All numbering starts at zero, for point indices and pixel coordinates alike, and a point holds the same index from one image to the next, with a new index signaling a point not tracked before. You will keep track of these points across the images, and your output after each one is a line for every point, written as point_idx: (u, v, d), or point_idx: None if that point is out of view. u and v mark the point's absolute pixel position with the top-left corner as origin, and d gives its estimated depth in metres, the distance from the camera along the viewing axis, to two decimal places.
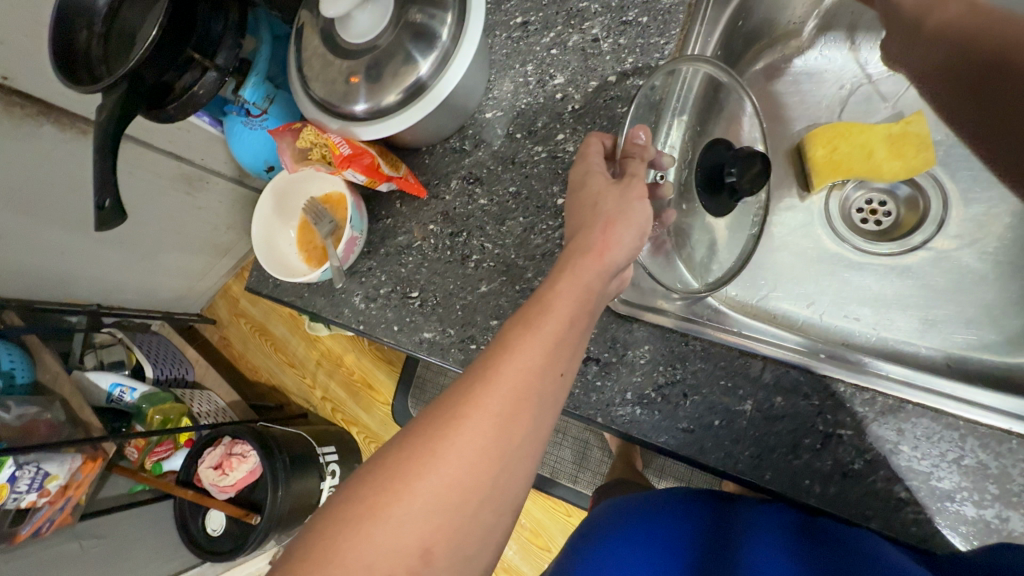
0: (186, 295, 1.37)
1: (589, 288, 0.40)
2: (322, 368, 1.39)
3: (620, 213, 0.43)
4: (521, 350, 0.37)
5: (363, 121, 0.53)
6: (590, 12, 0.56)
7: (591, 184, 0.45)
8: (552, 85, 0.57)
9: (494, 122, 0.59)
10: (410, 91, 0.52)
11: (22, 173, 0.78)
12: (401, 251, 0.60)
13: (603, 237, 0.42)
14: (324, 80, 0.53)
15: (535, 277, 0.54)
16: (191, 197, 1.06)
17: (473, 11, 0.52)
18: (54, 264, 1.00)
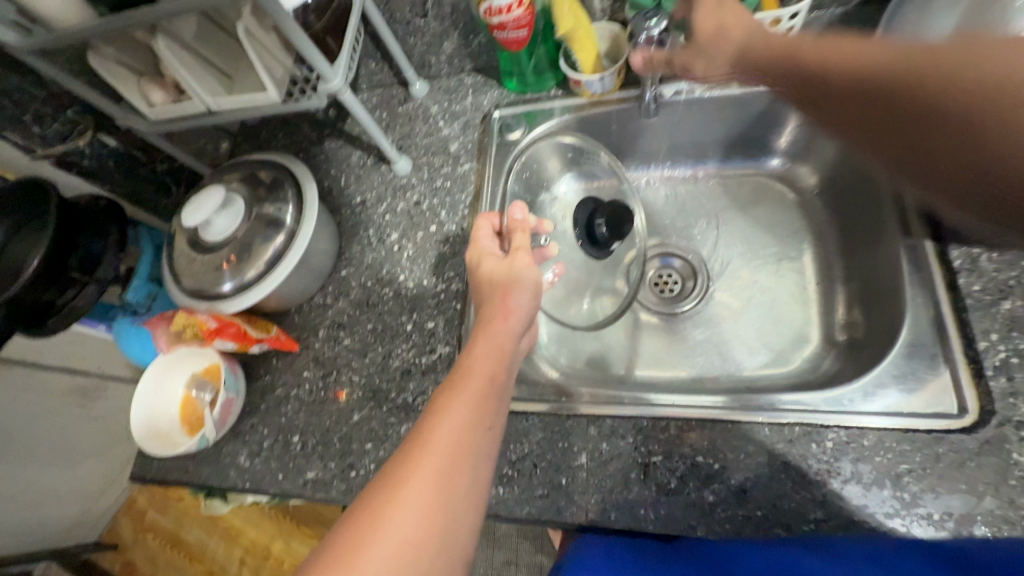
0: (82, 522, 1.25)
1: (504, 342, 0.50)
2: (245, 569, 1.25)
3: (513, 282, 0.54)
4: (453, 408, 0.43)
5: (234, 296, 0.63)
6: (410, 186, 0.74)
7: (491, 267, 0.56)
8: (390, 240, 0.71)
9: (349, 277, 0.71)
10: (267, 263, 0.63)
11: None
12: (280, 402, 0.66)
13: (503, 304, 0.53)
14: (192, 273, 0.64)
15: (399, 395, 0.62)
16: (87, 409, 1.05)
17: (309, 198, 0.66)
18: None
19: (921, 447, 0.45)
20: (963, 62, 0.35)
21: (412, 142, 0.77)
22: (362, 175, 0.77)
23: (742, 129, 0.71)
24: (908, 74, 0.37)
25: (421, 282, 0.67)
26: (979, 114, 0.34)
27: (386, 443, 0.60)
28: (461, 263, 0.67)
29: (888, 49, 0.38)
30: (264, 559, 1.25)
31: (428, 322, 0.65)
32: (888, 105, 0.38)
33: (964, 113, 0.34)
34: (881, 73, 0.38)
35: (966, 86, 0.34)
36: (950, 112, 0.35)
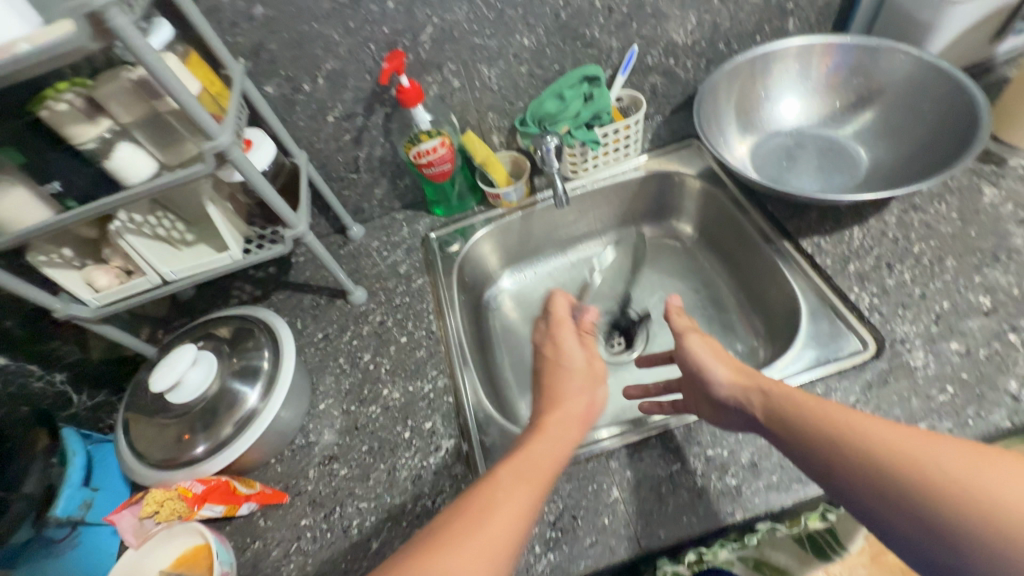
0: None
1: (563, 442, 0.53)
2: None
3: (593, 376, 0.60)
4: (522, 480, 0.47)
5: (209, 456, 0.59)
6: (371, 310, 0.79)
7: (567, 361, 0.61)
8: (364, 361, 0.74)
9: (329, 408, 0.70)
10: (245, 415, 0.62)
11: None
12: (280, 564, 0.58)
13: (586, 398, 0.58)
14: (161, 441, 0.60)
15: (415, 503, 0.59)
16: None
17: (283, 339, 0.67)
18: None
19: (856, 379, 0.57)
20: (933, 451, 0.39)
21: (364, 274, 0.84)
22: (319, 314, 0.81)
23: (627, 206, 0.91)
24: (831, 422, 0.44)
25: (406, 389, 0.69)
26: (973, 526, 0.36)
27: None
28: (442, 361, 0.71)
29: (892, 429, 0.42)
30: None
31: (424, 424, 0.66)
32: (823, 430, 0.44)
33: (959, 521, 0.37)
34: (863, 432, 0.42)
35: (915, 469, 0.39)
36: (919, 505, 0.38)
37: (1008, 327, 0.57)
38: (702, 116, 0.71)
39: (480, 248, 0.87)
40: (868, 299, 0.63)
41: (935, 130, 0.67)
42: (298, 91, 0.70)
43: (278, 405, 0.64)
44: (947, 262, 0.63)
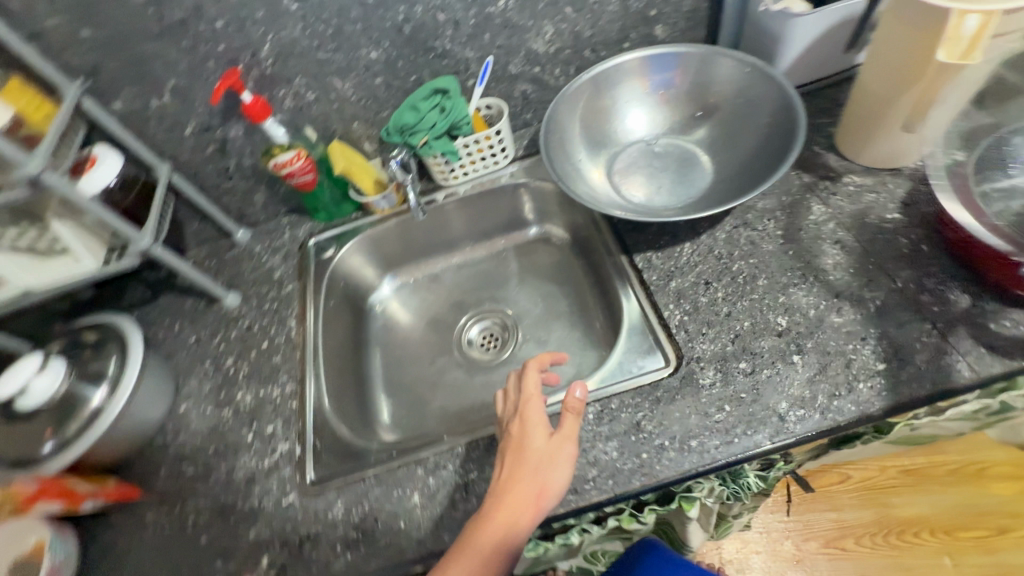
0: None
1: (517, 531, 0.49)
2: None
3: (557, 457, 0.52)
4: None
5: (55, 455, 0.63)
6: (242, 315, 0.83)
7: (530, 443, 0.53)
8: (227, 365, 0.78)
9: (188, 410, 0.75)
10: (89, 418, 0.65)
11: None
12: (122, 555, 0.64)
13: (543, 484, 0.51)
14: (7, 445, 0.65)
15: (245, 502, 0.65)
16: None
17: (133, 345, 0.72)
18: None
19: (648, 394, 0.61)
20: None
21: (241, 279, 0.87)
22: (196, 318, 0.85)
23: (507, 211, 0.93)
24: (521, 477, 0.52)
25: (259, 393, 0.74)
26: None
27: (237, 552, 0.61)
28: (295, 367, 0.76)
29: (545, 470, 0.52)
30: None
31: (267, 428, 0.70)
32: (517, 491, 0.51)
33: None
34: (524, 491, 0.50)
35: (517, 510, 0.49)
36: (502, 517, 0.49)
37: (794, 348, 0.59)
38: (547, 146, 0.74)
39: (353, 258, 0.90)
40: (679, 316, 0.65)
41: (765, 137, 0.70)
42: (146, 107, 0.72)
43: (125, 406, 0.68)
44: (758, 282, 0.65)
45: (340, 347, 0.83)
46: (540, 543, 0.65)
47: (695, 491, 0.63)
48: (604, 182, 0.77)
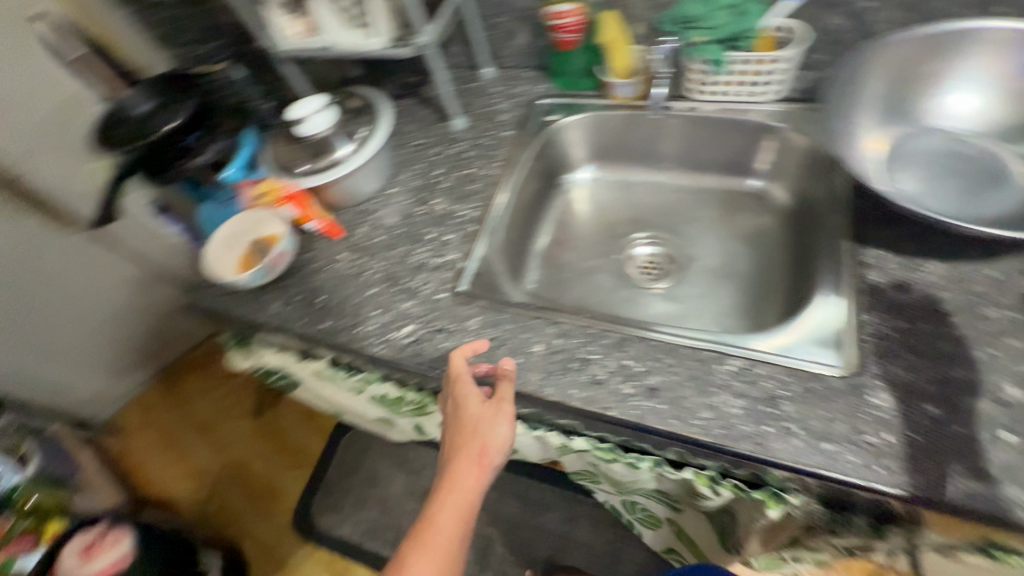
0: (88, 401, 1.77)
1: (475, 491, 0.58)
2: (228, 477, 1.70)
3: (492, 417, 0.60)
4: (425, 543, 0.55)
5: (305, 174, 0.82)
6: (461, 139, 0.92)
7: (468, 412, 0.60)
8: (434, 174, 0.89)
9: (395, 195, 0.88)
10: (333, 158, 0.82)
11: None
12: (316, 271, 0.82)
13: (482, 446, 0.59)
14: (284, 152, 0.84)
15: (409, 280, 0.77)
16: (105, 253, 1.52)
17: (384, 115, 0.84)
18: None
19: (802, 379, 0.56)
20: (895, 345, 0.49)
21: (471, 110, 0.96)
22: (425, 126, 0.96)
23: (739, 150, 0.87)
24: (462, 448, 0.59)
25: (450, 206, 0.84)
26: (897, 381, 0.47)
27: (390, 312, 0.75)
28: (484, 200, 0.84)
29: (482, 433, 0.59)
30: (278, 450, 1.72)
31: (444, 236, 0.81)
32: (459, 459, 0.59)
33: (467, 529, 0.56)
34: (465, 454, 0.59)
35: (465, 473, 0.58)
36: (455, 485, 0.57)
37: (1006, 423, 0.50)
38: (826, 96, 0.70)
39: (569, 130, 0.91)
40: (881, 327, 0.58)
41: None
42: None
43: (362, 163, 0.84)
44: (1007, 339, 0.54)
45: (524, 204, 0.89)
46: (613, 451, 0.70)
47: (788, 493, 0.61)
48: (876, 157, 0.70)
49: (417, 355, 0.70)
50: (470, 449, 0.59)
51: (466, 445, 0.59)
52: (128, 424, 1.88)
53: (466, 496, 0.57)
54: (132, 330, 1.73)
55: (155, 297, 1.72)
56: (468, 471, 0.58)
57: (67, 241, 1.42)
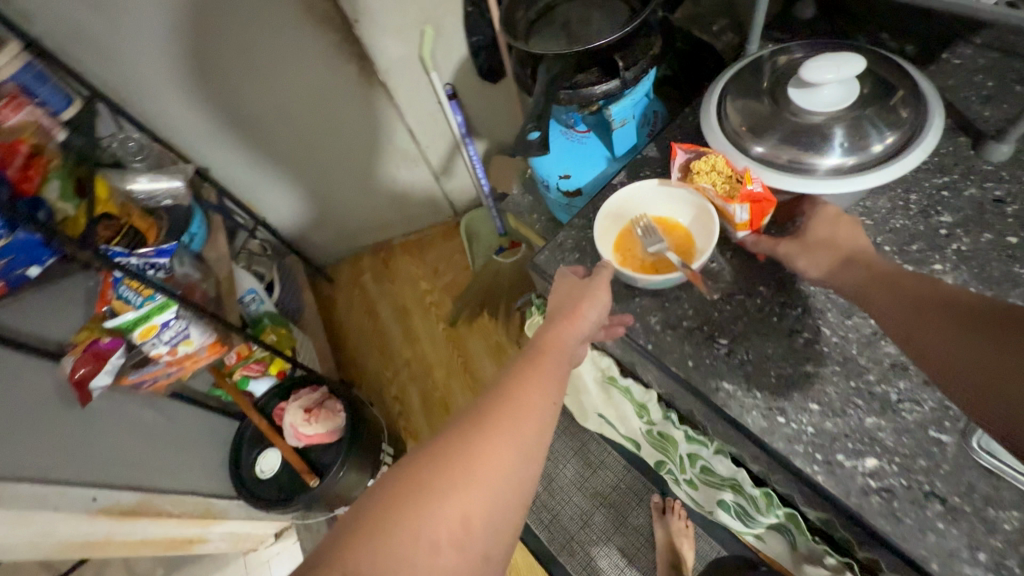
0: (278, 209, 1.71)
1: (565, 357, 0.55)
2: (407, 370, 1.73)
3: (589, 296, 0.59)
4: (525, 385, 0.52)
5: (756, 160, 0.58)
6: (997, 176, 0.58)
7: (567, 281, 0.62)
8: (938, 220, 0.57)
9: (863, 228, 0.59)
10: (806, 163, 0.56)
11: (251, 12, 1.18)
12: (718, 297, 0.60)
13: (575, 310, 0.58)
14: (749, 121, 0.59)
15: (878, 383, 0.51)
16: (349, 76, 1.37)
17: (935, 127, 0.54)
18: (195, 42, 1.20)
19: None
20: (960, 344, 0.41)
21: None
22: None
23: None
24: (558, 309, 0.59)
25: (966, 287, 0.53)
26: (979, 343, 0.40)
27: (839, 420, 0.50)
28: None
29: (576, 298, 0.59)
30: (460, 370, 1.69)
31: None
32: (553, 314, 0.58)
33: (551, 386, 0.52)
34: (559, 317, 0.58)
35: (551, 343, 0.56)
36: (541, 343, 0.56)
37: None
38: None
39: None
40: None
41: None
42: None
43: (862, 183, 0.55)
44: None
45: None
46: None
47: None
48: None
49: (885, 518, 0.45)
50: (566, 315, 0.57)
51: (566, 309, 0.58)
52: (342, 277, 1.99)
53: (559, 346, 0.55)
54: (336, 168, 1.64)
55: (369, 140, 1.57)
56: (556, 324, 0.57)
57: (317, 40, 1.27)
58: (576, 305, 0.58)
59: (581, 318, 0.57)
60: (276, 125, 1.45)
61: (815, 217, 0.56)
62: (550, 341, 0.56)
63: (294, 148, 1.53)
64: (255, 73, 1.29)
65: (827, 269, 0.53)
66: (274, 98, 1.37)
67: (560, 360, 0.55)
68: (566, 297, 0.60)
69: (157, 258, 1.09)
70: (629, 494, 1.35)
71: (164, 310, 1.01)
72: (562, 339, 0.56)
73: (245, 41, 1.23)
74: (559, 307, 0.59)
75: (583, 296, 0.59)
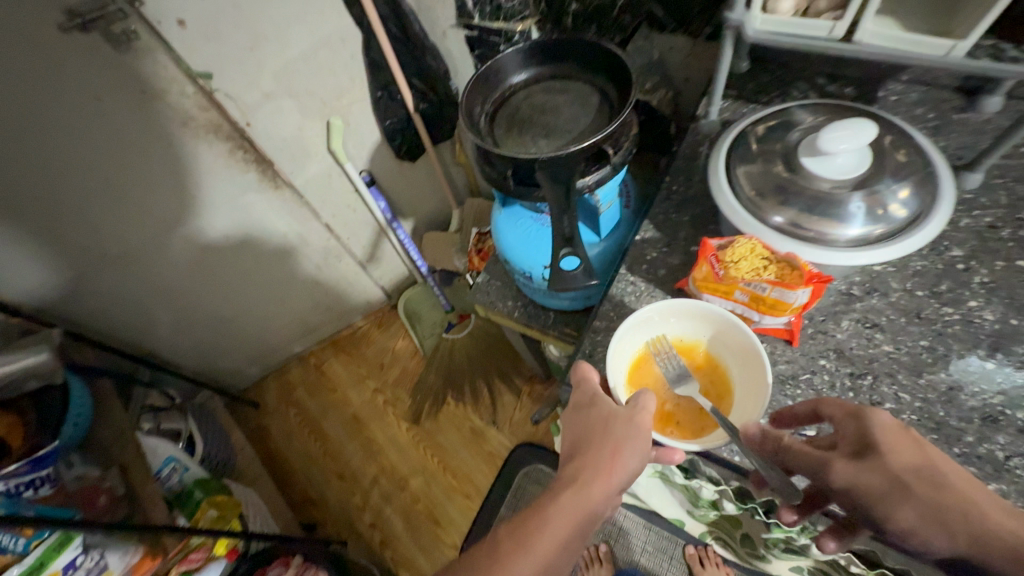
0: (177, 344, 1.42)
1: (581, 527, 0.45)
2: (377, 487, 1.51)
3: (626, 443, 0.47)
4: (516, 562, 0.43)
5: (776, 232, 0.56)
6: (980, 203, 0.61)
7: (602, 408, 0.50)
8: (951, 255, 0.59)
9: (888, 276, 0.59)
10: (830, 233, 0.55)
11: (112, 143, 0.94)
12: (785, 382, 0.55)
13: (608, 462, 0.46)
14: (763, 193, 0.57)
15: (979, 443, 0.49)
16: (246, 186, 1.16)
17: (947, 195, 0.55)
18: (30, 192, 0.92)
19: None
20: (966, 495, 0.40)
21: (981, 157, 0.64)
22: None
23: None
24: (582, 455, 0.48)
25: (1007, 319, 0.54)
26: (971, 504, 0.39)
27: None
28: None
29: (606, 447, 0.47)
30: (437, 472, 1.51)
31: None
32: (573, 464, 0.48)
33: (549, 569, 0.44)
34: (585, 478, 0.46)
35: (568, 509, 0.45)
36: (551, 506, 0.46)
37: None
38: None
39: None
40: None
41: None
42: None
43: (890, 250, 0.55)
44: None
45: None
46: None
47: None
48: None
49: None
50: (584, 468, 0.47)
51: (585, 455, 0.48)
52: (271, 398, 1.71)
53: (571, 517, 0.45)
54: (242, 286, 1.39)
55: (277, 247, 1.35)
56: (575, 487, 0.46)
57: (199, 158, 1.05)
58: (599, 452, 0.47)
59: (603, 480, 0.46)
60: (161, 259, 1.19)
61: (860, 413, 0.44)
62: (559, 503, 0.46)
63: (186, 277, 1.27)
64: (122, 207, 1.03)
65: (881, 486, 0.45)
66: (153, 230, 1.12)
67: (570, 538, 0.45)
68: (595, 433, 0.49)
69: (36, 471, 0.83)
70: (658, 556, 1.24)
71: (64, 547, 0.75)
72: (577, 509, 0.45)
73: (105, 178, 0.97)
74: (576, 443, 0.50)
75: (609, 436, 0.48)
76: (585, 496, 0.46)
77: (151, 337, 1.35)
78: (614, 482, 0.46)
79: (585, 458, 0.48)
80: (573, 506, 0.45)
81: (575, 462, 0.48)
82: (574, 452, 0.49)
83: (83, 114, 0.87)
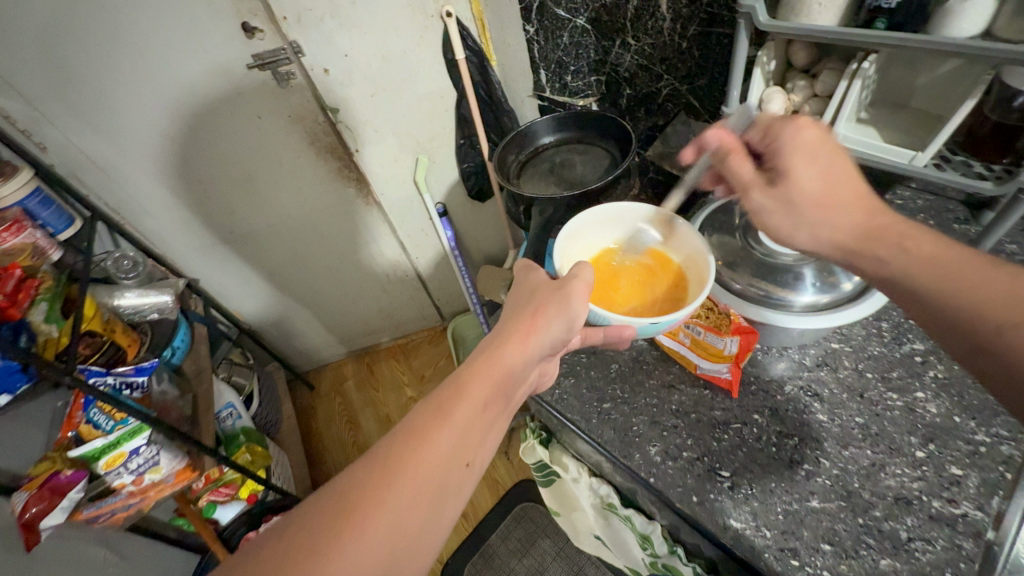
0: (263, 317, 1.70)
1: (507, 377, 0.51)
2: None
3: (555, 305, 0.55)
4: (452, 415, 0.46)
5: (730, 291, 0.64)
6: None
7: (535, 292, 0.57)
8: (911, 347, 0.62)
9: (843, 354, 0.63)
10: (780, 299, 0.61)
11: (258, 147, 1.24)
12: (716, 426, 0.60)
13: (531, 321, 0.54)
14: (726, 255, 0.66)
15: (885, 519, 0.50)
16: (345, 199, 1.43)
17: None
18: (195, 173, 1.24)
19: None
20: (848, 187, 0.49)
21: None
22: None
23: None
24: (506, 328, 0.54)
25: (949, 415, 0.56)
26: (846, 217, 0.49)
27: (854, 562, 0.49)
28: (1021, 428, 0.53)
29: (530, 315, 0.54)
30: None
31: (951, 466, 0.52)
32: (497, 334, 0.54)
33: (483, 420, 0.48)
34: (508, 339, 0.53)
35: (493, 364, 0.51)
36: (476, 364, 0.51)
37: None
38: None
39: None
40: None
41: None
42: None
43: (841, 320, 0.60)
44: None
45: None
46: None
47: None
48: None
49: None
50: (510, 331, 0.54)
51: (514, 324, 0.54)
52: (324, 383, 1.94)
53: (497, 373, 0.50)
54: (323, 279, 1.64)
55: (358, 251, 1.59)
56: (499, 345, 0.52)
57: (314, 169, 1.33)
58: (529, 318, 0.54)
59: (528, 337, 0.53)
60: (269, 244, 1.47)
61: (787, 149, 0.51)
62: (487, 361, 0.51)
63: (283, 262, 1.54)
64: (251, 196, 1.33)
65: (822, 234, 0.50)
66: (269, 219, 1.40)
67: (497, 391, 0.50)
68: (526, 308, 0.56)
69: (135, 377, 1.05)
70: None
71: (135, 435, 0.96)
72: (499, 363, 0.51)
73: (246, 171, 1.27)
74: (508, 320, 0.56)
75: (536, 303, 0.56)
76: (509, 351, 0.52)
77: (245, 305, 1.64)
78: (532, 343, 0.53)
79: (514, 322, 0.54)
80: (499, 357, 0.51)
81: (504, 329, 0.54)
82: (508, 324, 0.55)
83: (245, 125, 1.19)
